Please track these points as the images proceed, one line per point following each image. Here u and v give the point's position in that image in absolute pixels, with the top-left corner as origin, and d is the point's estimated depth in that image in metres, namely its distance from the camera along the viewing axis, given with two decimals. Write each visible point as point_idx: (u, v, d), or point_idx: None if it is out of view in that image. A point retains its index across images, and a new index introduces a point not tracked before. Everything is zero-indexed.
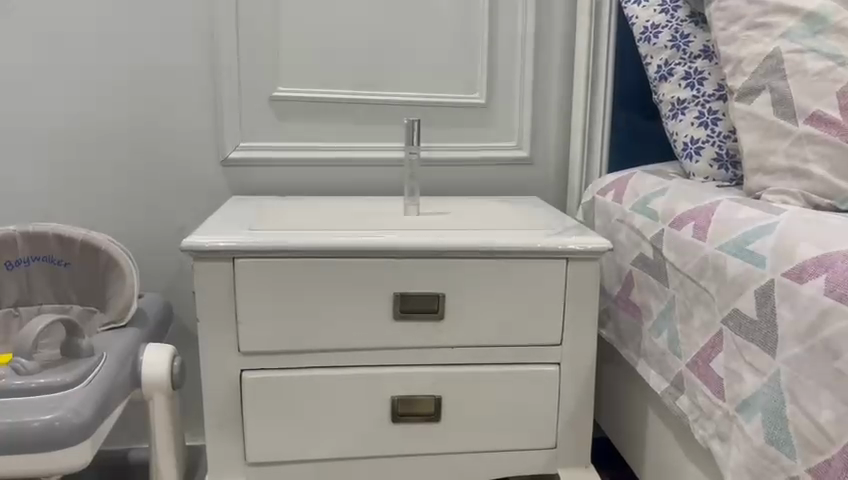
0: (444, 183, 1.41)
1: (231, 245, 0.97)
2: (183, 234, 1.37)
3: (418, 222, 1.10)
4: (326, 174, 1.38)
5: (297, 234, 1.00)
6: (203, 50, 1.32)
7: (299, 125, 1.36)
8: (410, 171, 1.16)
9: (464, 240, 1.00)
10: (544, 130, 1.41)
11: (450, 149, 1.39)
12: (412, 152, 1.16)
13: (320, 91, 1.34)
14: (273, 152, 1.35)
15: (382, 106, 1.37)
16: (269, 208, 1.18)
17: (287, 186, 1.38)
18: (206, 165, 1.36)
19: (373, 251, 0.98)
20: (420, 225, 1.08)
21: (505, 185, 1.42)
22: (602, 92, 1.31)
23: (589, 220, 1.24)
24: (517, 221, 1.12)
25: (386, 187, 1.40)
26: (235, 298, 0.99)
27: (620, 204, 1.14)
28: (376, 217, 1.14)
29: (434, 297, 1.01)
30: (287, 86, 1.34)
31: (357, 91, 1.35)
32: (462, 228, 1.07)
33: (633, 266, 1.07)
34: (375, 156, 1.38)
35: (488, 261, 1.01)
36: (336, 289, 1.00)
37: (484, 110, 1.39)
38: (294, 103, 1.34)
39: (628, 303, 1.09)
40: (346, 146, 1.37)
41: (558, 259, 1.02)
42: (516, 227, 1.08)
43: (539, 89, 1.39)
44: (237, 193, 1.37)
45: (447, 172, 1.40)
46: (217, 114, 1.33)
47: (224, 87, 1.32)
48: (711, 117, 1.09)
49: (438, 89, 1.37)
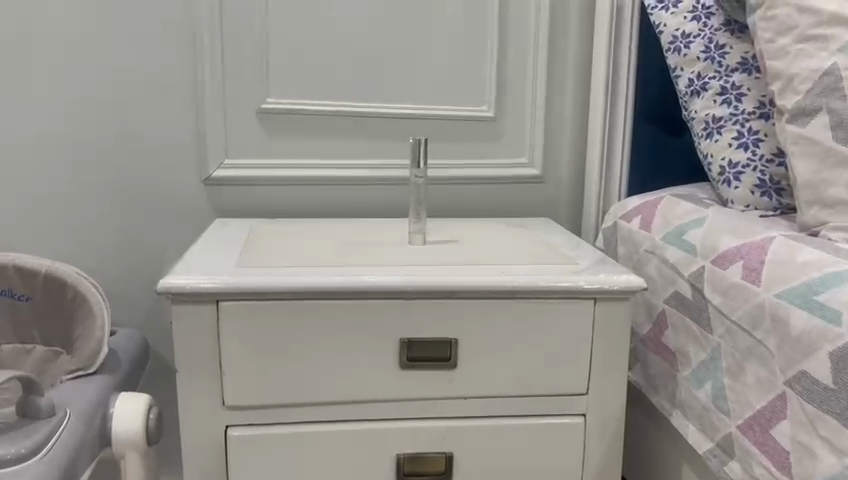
0: (449, 203, 1.28)
1: (215, 285, 0.84)
2: (162, 259, 1.25)
3: (426, 255, 0.98)
4: (320, 194, 1.26)
5: (290, 272, 0.88)
6: (183, 57, 1.19)
7: (290, 140, 1.23)
8: (415, 195, 1.04)
9: (480, 279, 0.88)
10: (558, 146, 1.29)
11: (457, 166, 1.27)
12: (418, 175, 1.03)
13: (313, 103, 1.22)
14: (261, 170, 1.23)
15: (383, 120, 1.25)
16: (257, 235, 1.06)
17: (277, 207, 1.26)
18: (188, 184, 1.23)
19: (378, 291, 0.87)
20: (429, 259, 0.96)
21: (516, 206, 1.30)
22: (623, 106, 1.20)
23: (611, 249, 1.13)
24: (537, 253, 1.01)
25: (386, 207, 1.28)
26: (220, 346, 0.87)
27: (649, 234, 1.03)
28: (378, 248, 1.02)
29: (447, 343, 0.90)
30: (276, 97, 1.21)
31: (354, 103, 1.23)
32: (477, 261, 0.95)
33: (667, 304, 0.96)
34: (373, 174, 1.25)
35: (507, 302, 0.90)
36: (336, 335, 0.88)
37: (494, 124, 1.27)
38: (285, 116, 1.22)
39: (659, 345, 0.97)
40: (342, 163, 1.25)
41: (585, 299, 0.91)
42: (536, 260, 0.97)
43: (553, 100, 1.28)
44: (222, 215, 1.25)
45: (452, 191, 1.28)
46: (200, 128, 1.20)
47: (207, 98, 1.19)
48: (752, 138, 0.98)
49: (443, 100, 1.25)
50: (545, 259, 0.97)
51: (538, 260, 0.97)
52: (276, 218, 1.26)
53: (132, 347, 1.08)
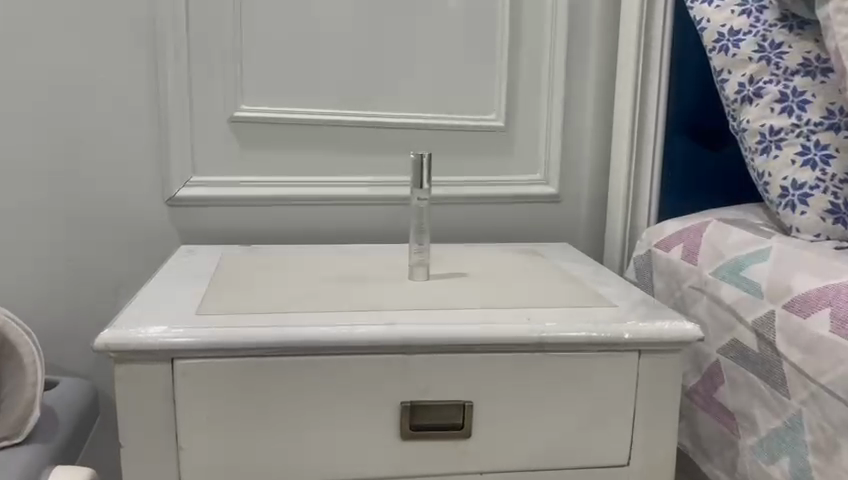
0: (453, 227, 1.12)
1: (168, 341, 0.67)
2: (119, 292, 1.07)
3: (430, 295, 0.81)
4: (303, 215, 1.09)
5: (264, 321, 0.71)
6: (142, 58, 1.01)
7: (269, 153, 1.06)
8: (416, 221, 0.87)
9: (501, 329, 0.71)
10: (576, 160, 1.13)
11: (462, 184, 1.10)
12: (420, 198, 0.86)
13: (296, 111, 1.05)
14: (235, 188, 1.06)
15: (376, 130, 1.08)
16: (226, 269, 0.89)
17: (253, 230, 1.08)
18: (149, 205, 1.05)
19: (375, 345, 0.70)
20: (435, 301, 0.79)
21: (529, 229, 1.14)
22: (653, 115, 1.04)
23: (644, 281, 0.97)
24: (563, 290, 0.84)
25: (380, 231, 1.11)
26: (177, 414, 0.70)
27: (694, 267, 0.87)
28: (373, 284, 0.85)
29: (459, 407, 0.73)
30: (252, 104, 1.04)
31: (342, 110, 1.06)
32: (493, 303, 0.78)
33: (721, 354, 0.80)
34: (366, 194, 1.09)
35: (533, 357, 0.73)
36: (321, 399, 0.71)
37: (504, 135, 1.10)
38: (262, 126, 1.05)
39: (711, 403, 0.81)
40: (330, 180, 1.08)
41: (626, 351, 0.75)
42: (564, 300, 0.80)
43: (571, 109, 1.11)
44: (189, 240, 1.07)
45: (457, 213, 1.11)
46: (162, 139, 1.03)
47: (170, 105, 1.02)
48: (820, 154, 0.83)
49: (446, 108, 1.09)
50: (575, 299, 0.80)
51: (567, 299, 0.80)
52: (253, 243, 1.09)
53: (72, 412, 0.91)
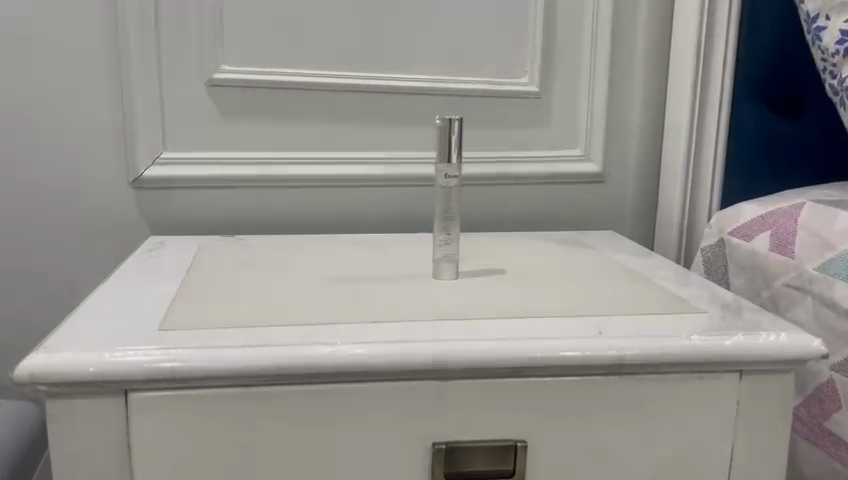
0: (478, 211, 0.94)
1: (118, 367, 0.49)
2: (76, 294, 0.89)
3: (463, 300, 0.63)
4: (296, 200, 0.91)
5: (248, 339, 0.53)
6: (97, 8, 0.82)
7: (256, 124, 0.88)
8: (444, 205, 0.69)
9: (564, 345, 0.54)
10: (622, 133, 0.95)
11: (487, 161, 0.93)
12: (449, 176, 0.68)
13: (289, 73, 0.87)
14: (216, 167, 0.88)
15: (385, 96, 0.90)
16: (202, 267, 0.71)
17: (237, 219, 0.90)
18: (110, 187, 0.87)
19: (398, 368, 0.52)
20: (471, 307, 0.61)
21: (565, 215, 0.96)
22: (719, 77, 0.86)
23: (716, 276, 0.80)
24: (629, 291, 0.66)
25: (389, 218, 0.94)
26: (134, 464, 0.52)
27: (790, 260, 0.69)
28: (388, 285, 0.67)
29: (509, 448, 0.55)
30: (235, 64, 0.86)
31: (344, 72, 0.89)
32: (546, 309, 0.61)
33: (835, 372, 0.63)
34: (374, 173, 0.91)
35: (606, 381, 0.55)
36: (327, 441, 0.53)
37: (536, 103, 0.93)
38: (247, 91, 0.87)
39: (817, 431, 0.64)
40: (329, 157, 0.90)
41: (725, 372, 0.57)
42: (635, 304, 0.62)
43: (618, 72, 0.93)
44: (160, 230, 0.89)
45: (482, 196, 0.94)
46: (125, 107, 0.84)
47: (133, 65, 0.83)
48: None
49: (469, 71, 0.91)
50: (649, 303, 0.63)
51: (638, 303, 0.63)
52: (237, 234, 0.91)
53: (9, 451, 0.73)
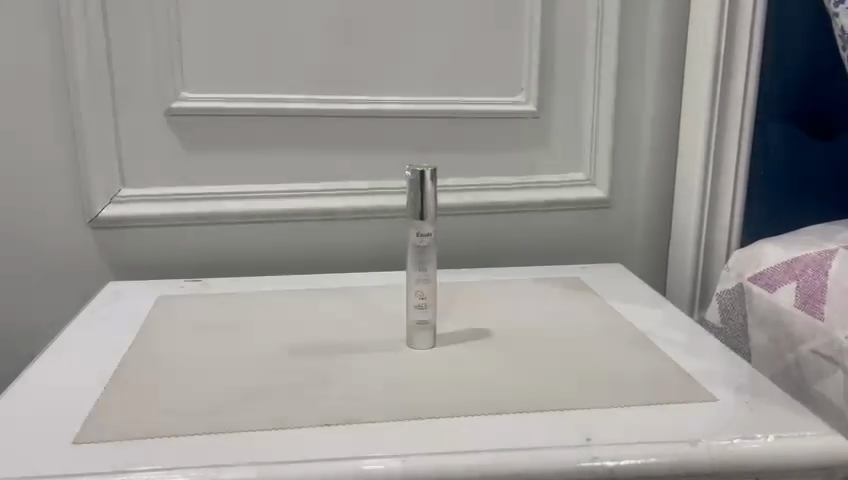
0: (472, 244, 0.86)
1: None
2: (34, 342, 0.81)
3: (436, 385, 0.55)
4: (269, 238, 0.83)
5: (176, 457, 0.45)
6: (42, 34, 0.74)
7: (223, 156, 0.80)
8: (418, 266, 0.60)
9: (546, 460, 0.45)
10: (631, 154, 0.86)
11: (480, 189, 0.84)
12: (422, 234, 0.59)
13: (258, 99, 0.79)
14: (181, 203, 0.80)
15: (364, 120, 0.81)
16: (153, 336, 0.64)
17: (204, 258, 0.83)
18: (65, 229, 0.79)
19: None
20: (442, 397, 0.53)
21: (569, 246, 0.87)
22: (740, 96, 0.77)
23: (734, 328, 0.71)
24: (629, 368, 0.58)
25: (372, 253, 0.86)
26: None
27: (818, 321, 0.60)
28: (351, 359, 0.59)
29: None
30: (198, 91, 0.78)
31: (319, 95, 0.80)
32: (530, 402, 0.52)
33: None
34: (355, 205, 0.83)
35: None
36: None
37: (534, 123, 0.84)
38: (211, 119, 0.79)
39: None
40: (303, 188, 0.82)
41: None
42: (635, 389, 0.54)
43: (627, 88, 0.84)
44: (122, 273, 0.81)
45: (475, 227, 0.85)
46: (76, 140, 0.77)
47: (83, 95, 0.75)
48: None
49: (459, 91, 0.82)
50: (650, 387, 0.55)
51: (638, 388, 0.54)
52: (206, 274, 0.83)
53: None
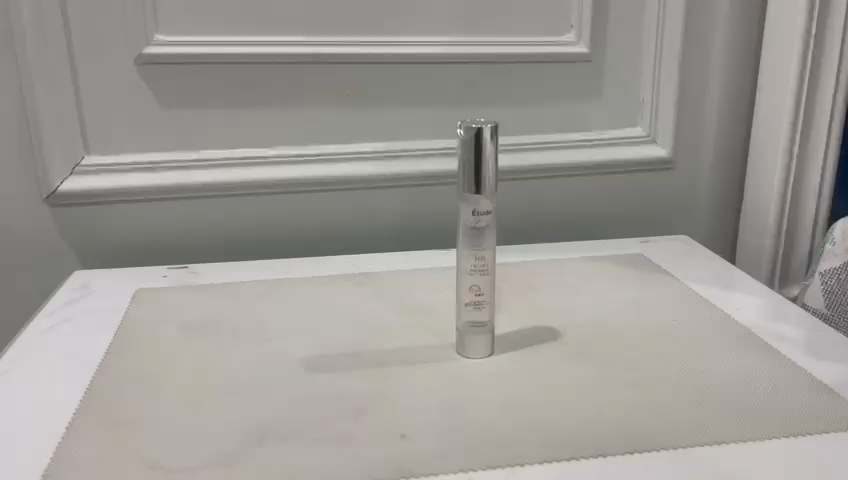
0: (511, 214, 0.72)
1: None
2: None
3: (508, 410, 0.42)
4: (266, 212, 0.68)
5: None
6: None
7: (210, 114, 0.65)
8: (472, 253, 0.47)
9: None
10: (696, 104, 0.72)
11: (521, 150, 0.70)
12: (478, 212, 0.46)
13: (250, 42, 0.64)
14: (160, 173, 0.65)
15: (381, 68, 0.67)
16: (133, 346, 0.50)
17: (188, 239, 0.68)
18: (17, 207, 0.64)
19: None
20: (518, 430, 0.40)
21: (622, 214, 0.75)
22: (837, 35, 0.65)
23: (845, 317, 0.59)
24: (749, 378, 0.45)
25: (392, 229, 0.72)
26: None
27: None
28: (388, 375, 0.46)
29: None
30: (175, 33, 0.63)
31: (326, 37, 0.65)
32: (638, 436, 0.39)
33: None
34: (373, 171, 0.69)
35: None
36: None
37: (584, 69, 0.70)
38: (193, 67, 0.64)
39: None
40: (308, 152, 0.67)
41: None
42: (771, 413, 0.42)
43: (695, 26, 0.70)
44: (92, 259, 0.67)
45: (515, 195, 0.72)
46: (25, 96, 0.61)
47: (31, 39, 0.60)
48: None
49: (496, 31, 0.67)
50: (786, 408, 0.42)
51: (772, 408, 0.42)
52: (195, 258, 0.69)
53: None
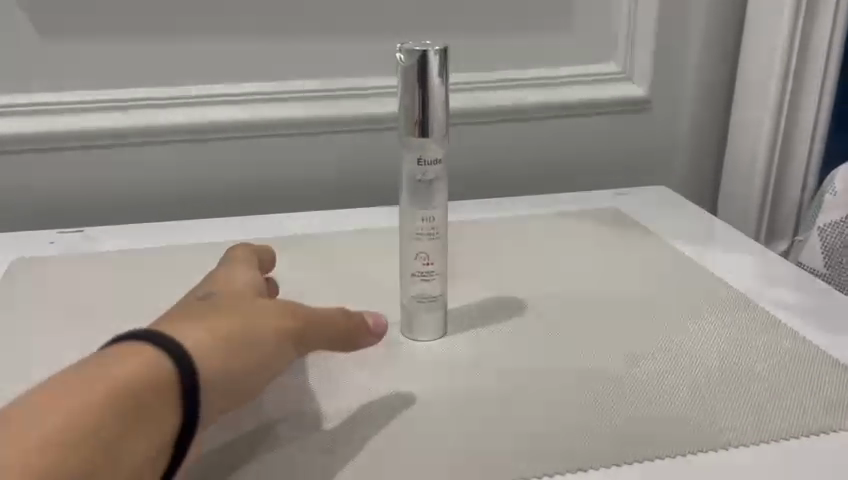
0: (473, 162, 0.64)
1: None
2: None
3: (461, 418, 0.34)
4: (187, 163, 0.59)
5: None
6: None
7: (110, 46, 0.55)
8: (419, 213, 0.38)
9: None
10: (679, 35, 0.63)
11: (481, 89, 0.61)
12: (424, 161, 0.36)
13: None
14: (54, 117, 0.55)
15: None
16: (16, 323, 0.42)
17: (96, 194, 0.59)
18: None
19: None
20: (471, 442, 0.33)
21: (593, 164, 0.66)
22: None
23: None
24: (743, 363, 0.39)
25: (337, 180, 0.62)
26: None
27: None
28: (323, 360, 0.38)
29: None
30: None
31: None
32: (612, 444, 0.33)
33: None
34: (308, 114, 0.59)
35: None
36: None
37: None
38: None
39: None
40: (228, 92, 0.57)
41: None
42: (774, 408, 0.35)
43: None
44: None
45: (476, 141, 0.63)
46: None
47: None
48: None
49: None
50: (783, 404, 0.36)
51: (770, 404, 0.35)
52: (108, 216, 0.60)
53: None
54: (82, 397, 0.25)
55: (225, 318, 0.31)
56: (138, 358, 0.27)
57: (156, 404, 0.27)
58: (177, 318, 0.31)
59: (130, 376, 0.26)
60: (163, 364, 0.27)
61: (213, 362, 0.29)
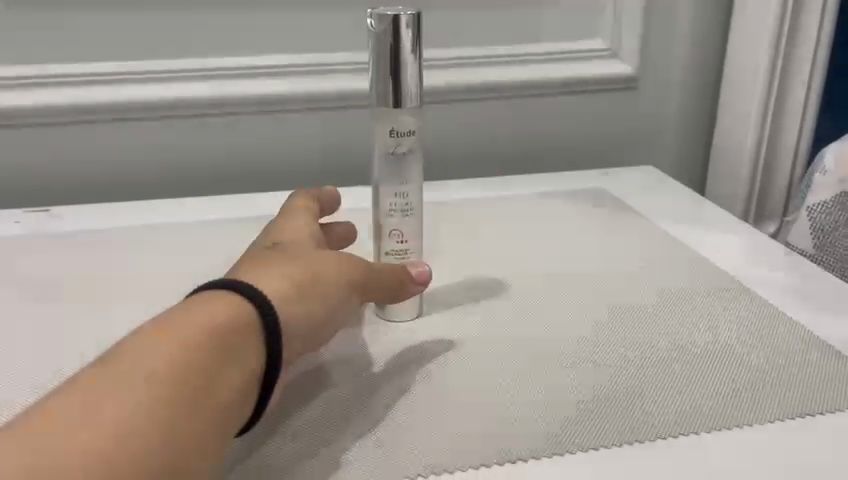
0: (454, 144, 0.62)
1: None
2: None
3: (435, 402, 0.33)
4: (160, 143, 0.57)
5: None
6: None
7: (77, 21, 0.53)
8: (392, 189, 0.36)
9: None
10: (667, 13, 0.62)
11: (463, 68, 0.59)
12: (397, 133, 0.35)
13: None
14: (19, 94, 0.53)
15: None
16: None
17: (66, 175, 0.57)
18: None
19: None
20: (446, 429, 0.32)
21: (579, 145, 0.65)
22: None
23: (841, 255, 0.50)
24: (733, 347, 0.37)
25: (315, 161, 0.61)
26: None
27: None
28: None
29: None
30: None
31: None
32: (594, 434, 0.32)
33: None
34: (284, 92, 0.57)
35: None
36: None
37: None
38: None
39: None
40: (202, 68, 0.56)
41: None
42: (758, 389, 0.34)
43: None
44: None
45: (458, 122, 0.61)
46: None
47: None
48: None
49: None
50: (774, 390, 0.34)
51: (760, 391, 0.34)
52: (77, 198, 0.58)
53: None
54: (181, 337, 0.26)
55: (296, 263, 0.31)
56: (226, 306, 0.27)
57: (244, 347, 0.27)
58: (247, 265, 0.31)
59: (221, 320, 0.27)
60: (247, 309, 0.28)
61: (290, 304, 0.30)
